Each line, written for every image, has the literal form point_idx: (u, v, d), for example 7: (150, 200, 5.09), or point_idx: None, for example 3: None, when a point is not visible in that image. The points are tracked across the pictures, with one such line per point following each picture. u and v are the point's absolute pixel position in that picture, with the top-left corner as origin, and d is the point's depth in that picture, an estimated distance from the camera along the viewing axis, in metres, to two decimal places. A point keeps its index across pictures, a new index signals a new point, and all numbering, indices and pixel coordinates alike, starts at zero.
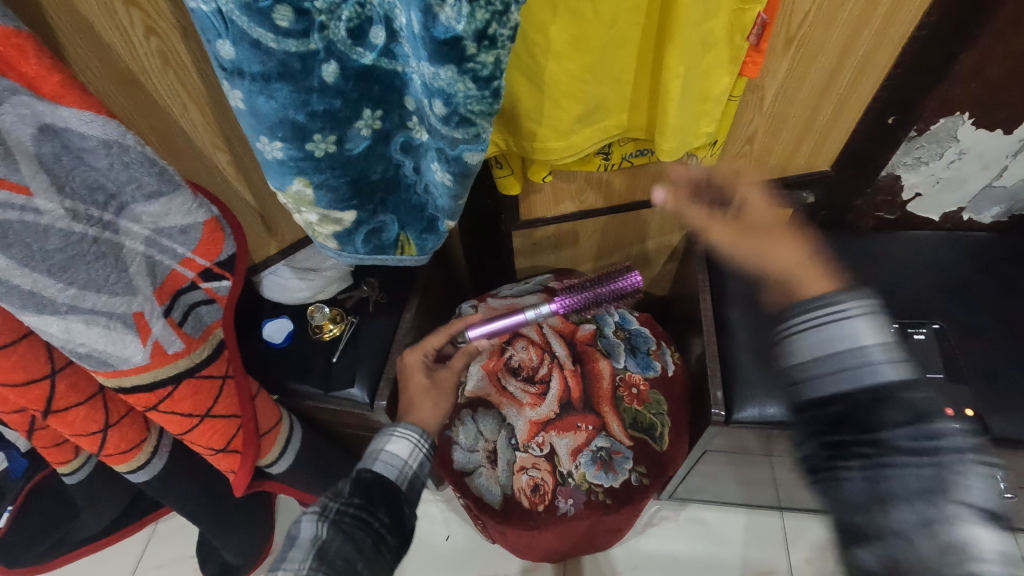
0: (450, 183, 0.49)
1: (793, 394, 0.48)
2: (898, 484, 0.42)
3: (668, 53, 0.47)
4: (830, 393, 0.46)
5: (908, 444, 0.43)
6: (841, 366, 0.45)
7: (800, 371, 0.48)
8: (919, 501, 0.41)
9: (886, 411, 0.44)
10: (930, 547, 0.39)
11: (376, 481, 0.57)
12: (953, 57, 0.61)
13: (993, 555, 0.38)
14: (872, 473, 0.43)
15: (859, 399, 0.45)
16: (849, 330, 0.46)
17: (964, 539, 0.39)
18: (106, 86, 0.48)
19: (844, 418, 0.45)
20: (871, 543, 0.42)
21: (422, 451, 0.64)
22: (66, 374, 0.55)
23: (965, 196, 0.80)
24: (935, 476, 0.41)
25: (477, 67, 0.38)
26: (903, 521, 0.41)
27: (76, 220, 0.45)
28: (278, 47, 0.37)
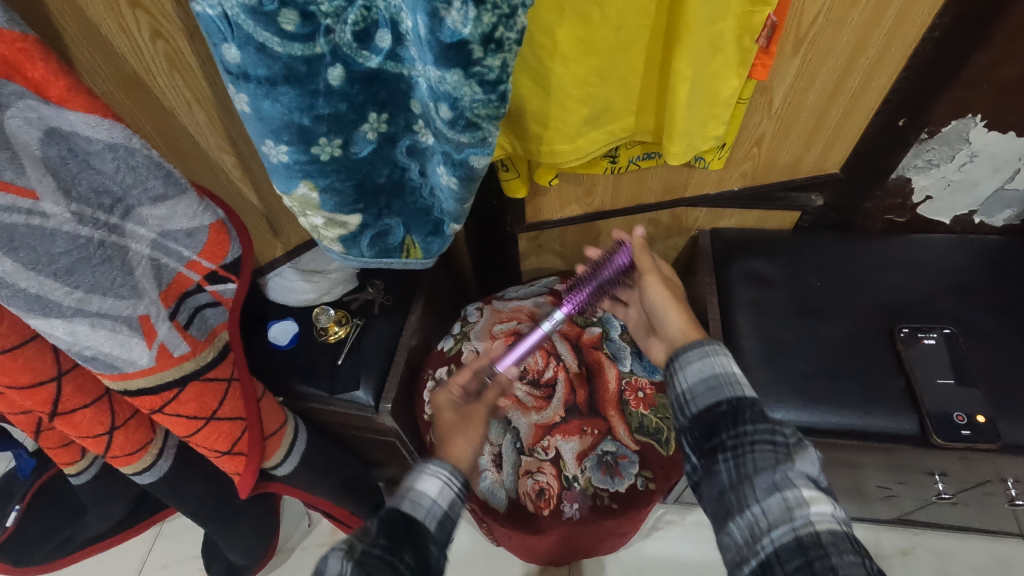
0: (456, 187, 0.48)
1: (681, 412, 0.58)
2: (757, 464, 0.50)
3: (677, 55, 0.47)
4: (710, 404, 0.56)
5: (765, 435, 0.52)
6: (717, 383, 0.57)
7: (687, 392, 0.58)
8: (771, 474, 0.49)
9: (749, 415, 0.53)
10: (780, 510, 0.48)
11: (403, 520, 0.56)
12: (964, 59, 0.61)
13: (826, 511, 0.47)
14: (736, 459, 0.51)
15: (730, 405, 0.54)
16: (720, 360, 0.59)
17: (805, 501, 0.47)
18: (113, 90, 0.48)
19: (719, 420, 0.54)
20: (738, 519, 0.50)
21: (453, 489, 0.62)
22: (72, 376, 0.55)
23: (977, 199, 0.80)
24: (781, 456, 0.51)
25: (484, 71, 0.37)
26: (762, 493, 0.49)
27: (82, 224, 0.45)
28: (283, 51, 0.37)
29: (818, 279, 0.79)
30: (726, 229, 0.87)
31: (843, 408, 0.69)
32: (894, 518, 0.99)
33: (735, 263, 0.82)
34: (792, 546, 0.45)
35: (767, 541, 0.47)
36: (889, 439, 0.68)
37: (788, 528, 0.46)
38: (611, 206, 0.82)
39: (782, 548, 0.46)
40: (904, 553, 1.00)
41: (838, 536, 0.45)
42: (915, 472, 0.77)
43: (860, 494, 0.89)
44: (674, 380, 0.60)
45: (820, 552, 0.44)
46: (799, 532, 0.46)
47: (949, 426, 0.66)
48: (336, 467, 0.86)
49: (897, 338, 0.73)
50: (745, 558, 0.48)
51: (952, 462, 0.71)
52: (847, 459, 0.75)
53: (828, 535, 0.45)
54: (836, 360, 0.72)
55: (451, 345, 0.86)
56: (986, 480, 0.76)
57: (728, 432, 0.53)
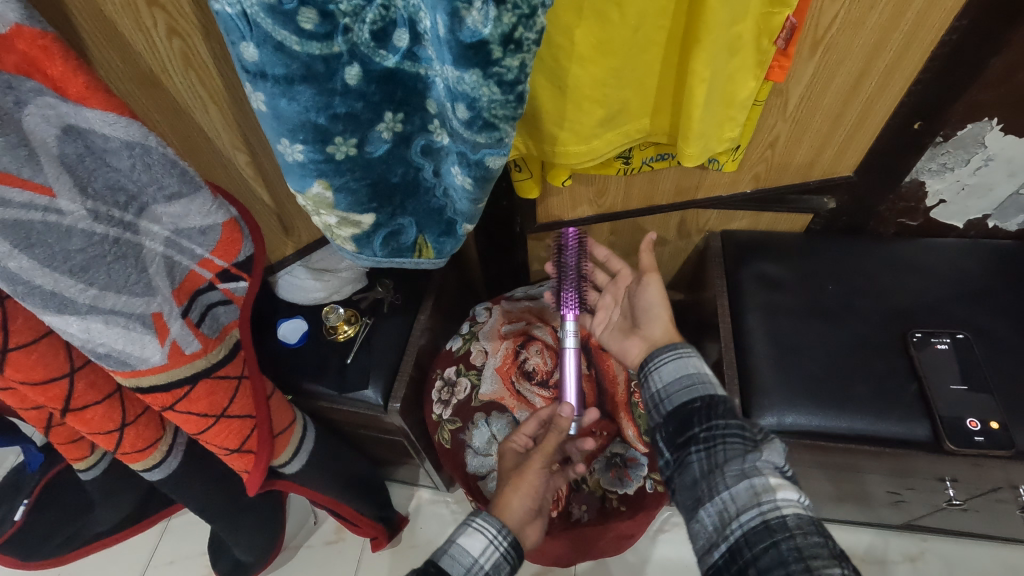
0: (470, 187, 0.48)
1: (655, 411, 0.64)
2: (727, 454, 0.55)
3: (694, 56, 0.46)
4: (683, 400, 0.61)
5: (735, 429, 0.56)
6: (691, 382, 0.62)
7: (661, 391, 0.64)
8: (740, 462, 0.53)
9: (721, 409, 0.58)
10: (749, 496, 0.51)
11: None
12: (982, 62, 0.60)
13: (792, 496, 0.50)
14: (706, 450, 0.56)
15: (703, 401, 0.60)
16: (693, 362, 0.65)
17: (772, 487, 0.50)
18: (129, 87, 0.48)
19: (691, 415, 0.59)
20: (709, 506, 0.53)
21: (499, 549, 0.61)
22: (85, 373, 0.55)
23: (991, 203, 0.79)
24: (749, 446, 0.55)
25: (503, 71, 0.37)
26: (731, 479, 0.53)
27: (97, 221, 0.45)
28: (302, 50, 0.37)
29: (829, 282, 0.79)
30: (736, 231, 0.87)
31: (854, 413, 0.69)
32: (902, 524, 0.98)
33: (746, 265, 0.82)
34: (759, 529, 0.49)
35: (736, 524, 0.50)
36: (901, 444, 0.68)
37: (755, 512, 0.50)
38: (622, 208, 0.82)
39: (750, 531, 0.49)
40: (912, 559, 0.99)
41: (803, 520, 0.48)
42: (925, 478, 0.76)
43: (868, 499, 0.89)
44: (651, 381, 0.66)
45: (786, 534, 0.47)
46: (767, 516, 0.49)
47: (961, 432, 0.66)
48: (343, 465, 0.86)
49: (909, 343, 0.72)
50: (716, 542, 0.52)
51: (963, 468, 0.71)
52: (857, 464, 0.75)
53: (794, 518, 0.48)
54: (847, 364, 0.72)
55: (460, 344, 0.85)
56: (997, 487, 0.76)
57: (700, 425, 0.58)
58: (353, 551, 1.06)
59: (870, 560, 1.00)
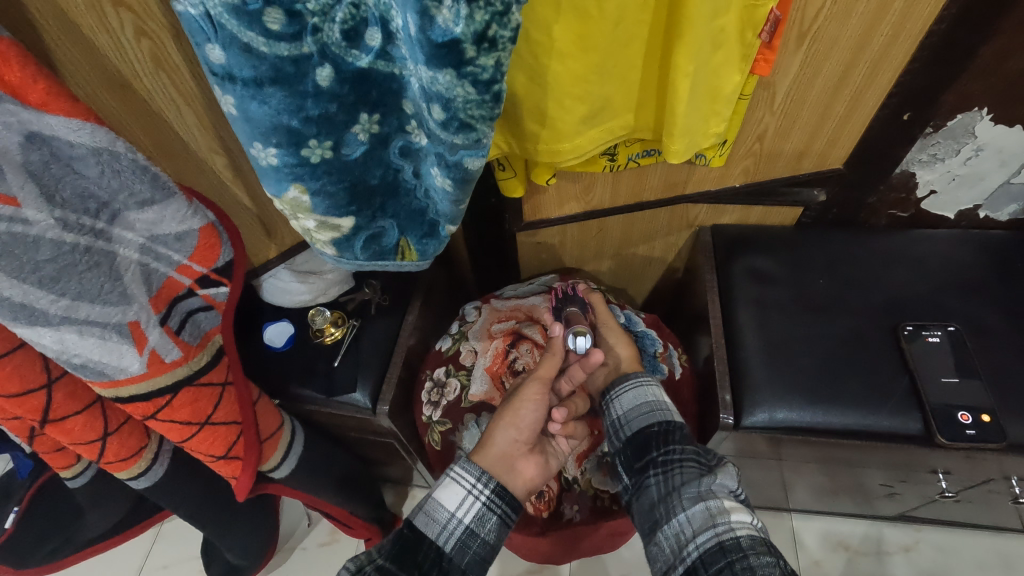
0: (450, 188, 0.47)
1: (615, 435, 0.67)
2: (684, 478, 0.59)
3: (676, 51, 0.45)
4: (643, 426, 0.65)
5: (691, 454, 0.61)
6: (651, 408, 0.66)
7: (622, 418, 0.68)
8: (697, 485, 0.57)
9: (678, 436, 0.63)
10: (704, 517, 0.55)
11: (413, 540, 0.58)
12: (972, 51, 0.59)
13: (744, 519, 0.54)
14: (664, 473, 0.60)
15: (660, 428, 0.64)
16: (652, 390, 0.69)
17: (726, 510, 0.55)
18: (98, 91, 0.46)
19: (650, 440, 0.63)
20: (667, 528, 0.57)
21: (478, 500, 0.61)
22: (63, 384, 0.54)
23: (981, 194, 0.78)
24: (704, 470, 0.59)
25: (477, 71, 0.36)
26: (687, 502, 0.57)
27: (67, 230, 0.44)
28: (270, 51, 0.36)
29: (820, 276, 0.78)
30: (726, 226, 0.86)
31: (845, 407, 0.68)
32: (896, 515, 0.98)
33: (736, 259, 0.81)
34: (714, 549, 0.52)
35: (693, 545, 0.53)
36: (892, 438, 0.67)
37: (711, 533, 0.53)
38: (611, 204, 0.81)
39: (705, 551, 0.52)
40: (906, 550, 1.00)
41: (755, 540, 0.52)
42: (918, 471, 0.76)
43: (863, 492, 0.89)
44: (612, 409, 0.70)
45: (739, 553, 0.51)
46: (722, 537, 0.52)
47: (953, 425, 0.66)
48: (334, 468, 0.86)
49: (900, 336, 0.72)
50: (673, 563, 0.55)
51: (956, 461, 0.70)
52: (850, 458, 0.75)
53: (746, 538, 0.52)
54: (838, 358, 0.71)
55: (449, 345, 0.85)
56: (989, 478, 0.76)
57: (658, 449, 0.62)
58: (347, 552, 1.06)
59: (864, 552, 1.00)
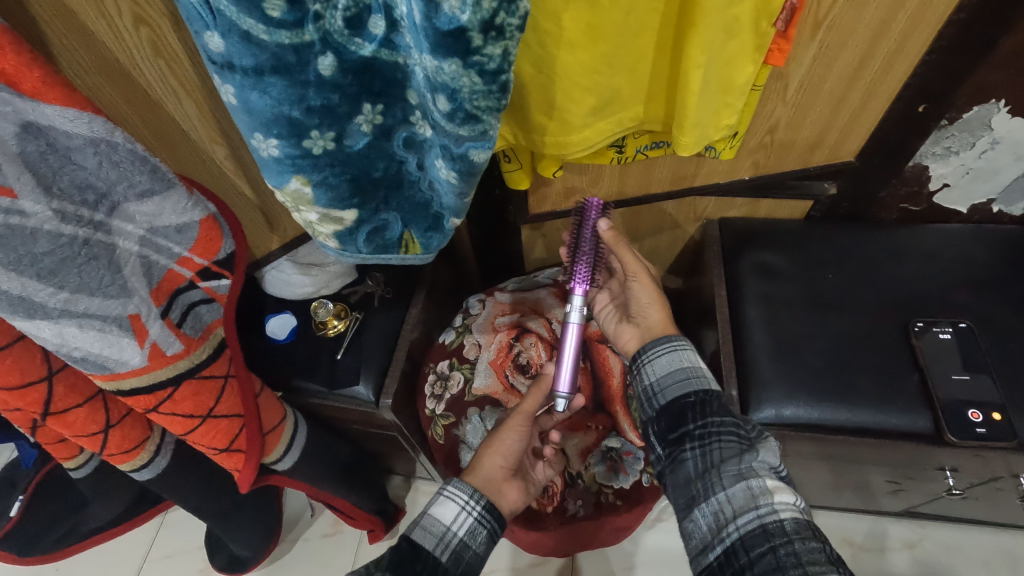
0: (455, 181, 0.46)
1: (648, 404, 0.62)
2: (724, 454, 0.55)
3: (689, 41, 0.44)
4: (678, 395, 0.60)
5: (730, 427, 0.57)
6: (686, 376, 0.61)
7: (654, 385, 0.63)
8: (737, 463, 0.53)
9: (716, 407, 0.58)
10: (746, 497, 0.51)
11: (411, 554, 0.56)
12: (991, 42, 0.58)
13: (789, 499, 0.50)
14: (702, 448, 0.56)
15: (698, 397, 0.59)
16: (687, 355, 0.63)
17: (769, 490, 0.51)
18: (96, 80, 0.45)
19: (687, 411, 0.59)
20: (704, 506, 0.53)
21: (472, 515, 0.60)
22: (64, 376, 0.54)
23: (996, 187, 0.77)
24: (744, 447, 0.55)
25: (484, 60, 0.35)
26: (728, 480, 0.53)
27: (65, 221, 0.43)
28: (270, 39, 0.35)
29: (830, 271, 0.77)
30: (734, 219, 0.85)
31: (853, 404, 0.67)
32: (901, 511, 0.97)
33: (745, 253, 0.80)
34: (757, 532, 0.49)
35: (733, 527, 0.50)
36: (901, 436, 0.67)
37: (753, 515, 0.49)
38: (617, 196, 0.79)
39: (747, 534, 0.49)
40: (911, 547, 0.99)
41: (800, 524, 0.48)
42: (925, 468, 0.76)
43: (868, 489, 0.88)
44: (643, 374, 0.64)
45: (784, 538, 0.47)
46: (765, 519, 0.49)
47: (963, 424, 0.65)
48: (337, 461, 0.85)
49: (910, 332, 0.71)
50: (710, 543, 0.51)
51: (964, 459, 0.69)
52: (857, 455, 0.74)
53: (791, 522, 0.48)
54: (847, 354, 0.70)
55: (453, 338, 0.84)
56: (997, 476, 0.75)
57: (696, 422, 0.58)
58: (350, 543, 1.06)
59: (868, 548, 1.00)
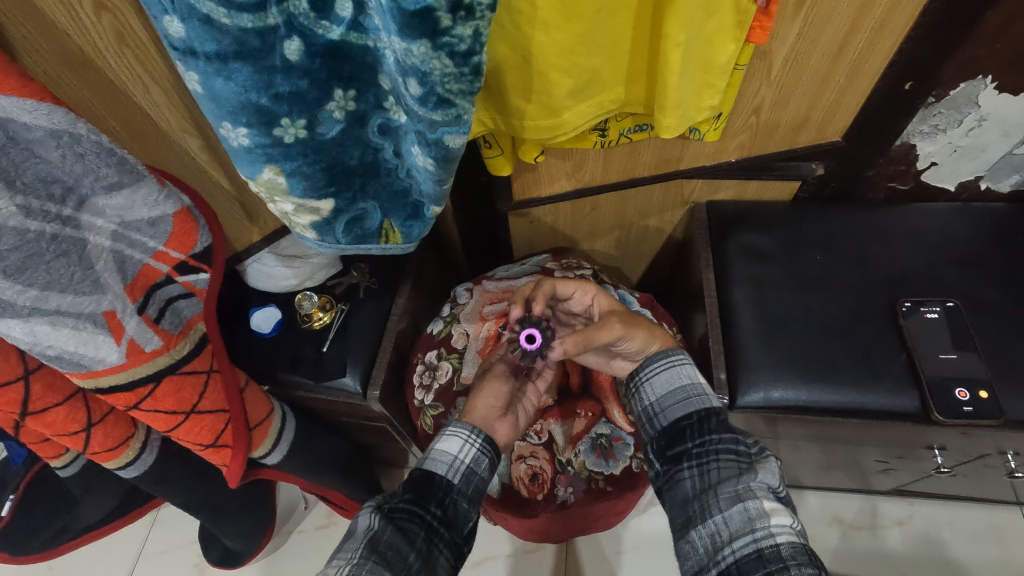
0: (432, 168, 0.45)
1: (649, 423, 0.64)
2: (721, 474, 0.54)
3: (667, 19, 0.43)
4: (677, 415, 0.61)
5: (729, 445, 0.56)
6: (685, 394, 0.62)
7: (655, 405, 0.64)
8: (734, 484, 0.53)
9: (714, 424, 0.58)
10: (742, 520, 0.50)
11: (425, 480, 0.59)
12: (977, 16, 0.57)
13: (786, 523, 0.49)
14: (700, 467, 0.56)
15: (696, 415, 0.60)
16: (686, 371, 0.64)
17: (767, 512, 0.50)
18: (57, 69, 0.44)
19: (684, 430, 0.59)
20: (701, 528, 0.53)
21: (475, 446, 0.63)
22: (41, 375, 0.53)
23: (983, 165, 0.76)
24: (743, 467, 0.55)
25: (454, 42, 0.34)
26: (724, 502, 0.52)
27: (30, 217, 0.42)
28: (231, 23, 0.34)
29: (818, 252, 0.77)
30: (722, 202, 0.84)
31: (842, 385, 0.67)
32: (891, 489, 0.98)
33: (732, 236, 0.80)
34: (752, 557, 0.48)
35: (728, 550, 0.50)
36: (889, 416, 0.67)
37: (749, 539, 0.49)
38: (603, 181, 0.78)
39: (742, 558, 0.48)
40: (900, 524, 1.00)
41: (798, 549, 0.47)
42: (914, 447, 0.76)
43: (858, 468, 0.89)
44: (644, 394, 0.66)
45: (780, 564, 0.46)
46: (761, 544, 0.48)
47: (950, 404, 0.65)
48: (328, 453, 0.85)
49: (898, 313, 0.70)
50: (706, 566, 0.51)
51: (952, 437, 0.70)
52: (846, 436, 0.74)
53: (787, 547, 0.47)
54: (834, 335, 0.70)
55: (441, 328, 0.83)
56: (985, 453, 0.75)
57: (693, 440, 0.58)
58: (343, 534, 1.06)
59: (859, 526, 1.01)
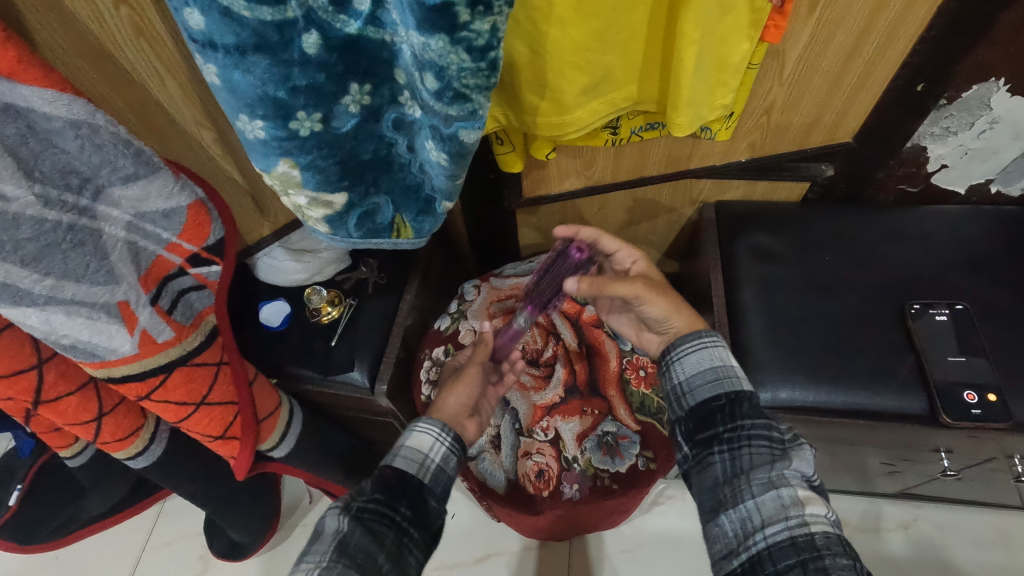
0: (446, 163, 0.45)
1: (677, 404, 0.60)
2: (754, 460, 0.53)
3: (683, 18, 0.43)
4: (707, 397, 0.58)
5: (763, 432, 0.54)
6: (717, 376, 0.59)
7: (683, 384, 0.61)
8: (768, 470, 0.51)
9: (746, 410, 0.56)
10: (775, 507, 0.49)
11: (396, 478, 0.57)
12: (991, 18, 0.56)
13: (821, 512, 0.48)
14: (731, 451, 0.54)
15: (727, 399, 0.57)
16: (719, 353, 0.61)
17: (801, 501, 0.49)
18: (75, 60, 0.44)
19: (715, 413, 0.57)
20: (731, 512, 0.51)
21: (445, 443, 0.63)
22: (54, 364, 0.54)
23: (994, 168, 0.76)
24: (777, 454, 0.53)
25: (472, 36, 0.34)
26: (757, 488, 0.51)
27: (48, 206, 0.42)
28: (251, 15, 0.34)
29: (827, 254, 0.77)
30: (731, 202, 0.84)
31: (849, 386, 0.67)
32: (896, 492, 0.98)
33: (741, 236, 0.80)
34: (786, 544, 0.47)
35: (759, 536, 0.48)
36: (897, 418, 0.67)
37: (782, 526, 0.48)
38: (612, 179, 0.78)
39: (775, 544, 0.47)
40: (905, 527, 1.00)
41: (832, 538, 0.46)
42: (921, 450, 0.76)
43: (864, 470, 0.89)
44: (673, 372, 0.62)
45: (813, 553, 0.45)
46: (795, 532, 0.47)
47: (958, 406, 0.64)
48: (334, 448, 0.85)
49: (906, 314, 0.70)
50: (734, 550, 0.50)
51: (959, 440, 0.70)
52: (852, 437, 0.74)
53: (821, 536, 0.46)
54: (842, 336, 0.70)
55: (448, 324, 0.84)
56: (992, 457, 0.75)
57: (725, 424, 0.55)
58: None
59: (863, 529, 1.00)
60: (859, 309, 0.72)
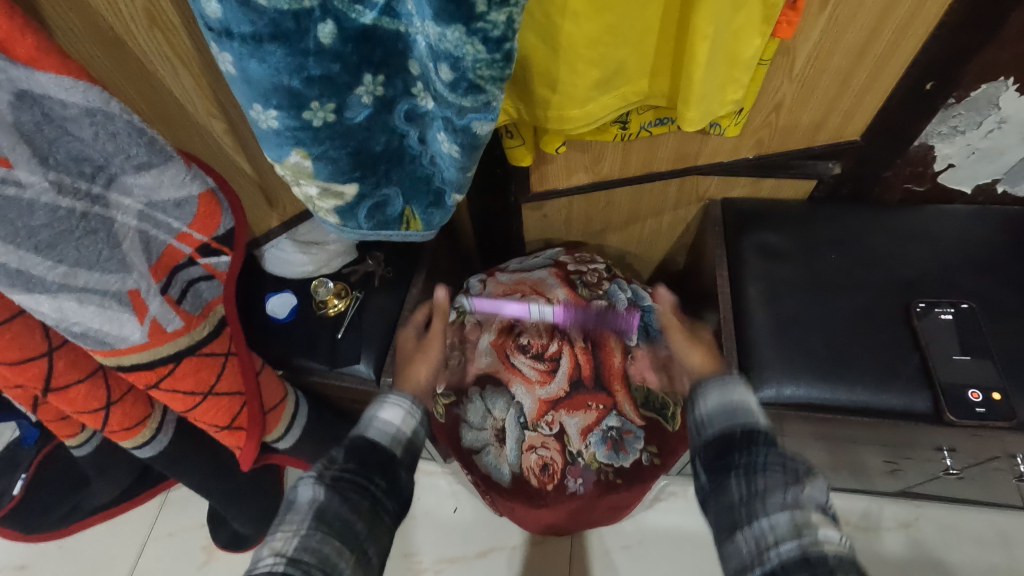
0: (457, 155, 0.46)
1: (696, 434, 0.62)
2: (768, 482, 0.52)
3: (696, 12, 0.43)
4: (725, 429, 0.59)
5: (777, 459, 0.53)
6: (733, 411, 0.60)
7: (704, 418, 0.62)
8: (783, 492, 0.50)
9: (762, 441, 0.56)
10: (789, 527, 0.48)
11: (371, 448, 0.58)
12: (1000, 18, 0.56)
13: (835, 536, 0.47)
14: (746, 476, 0.53)
15: (744, 432, 0.58)
16: (738, 391, 0.62)
17: (815, 523, 0.48)
18: (90, 48, 0.44)
19: (734, 443, 0.57)
20: (746, 530, 0.51)
21: (416, 418, 0.66)
22: (64, 352, 0.54)
23: (1001, 168, 0.76)
24: (791, 478, 0.51)
25: (488, 28, 0.34)
26: (771, 508, 0.50)
27: (62, 194, 0.42)
28: (268, 5, 0.34)
29: (832, 252, 0.77)
30: (737, 200, 0.84)
31: (853, 383, 0.68)
32: (897, 491, 0.98)
33: (747, 233, 0.80)
34: (798, 562, 0.46)
35: (773, 554, 0.48)
36: (901, 416, 0.67)
37: (795, 544, 0.47)
38: (619, 176, 0.78)
39: (788, 563, 0.46)
40: (906, 526, 1.00)
41: (845, 560, 0.45)
42: (923, 449, 0.76)
43: (866, 469, 0.89)
44: (695, 406, 0.64)
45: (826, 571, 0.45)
46: (808, 550, 0.46)
47: (962, 403, 0.65)
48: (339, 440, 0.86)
49: (912, 313, 0.71)
50: (749, 567, 0.49)
51: (962, 439, 0.70)
52: (855, 436, 0.74)
53: (834, 557, 0.45)
54: (846, 334, 0.70)
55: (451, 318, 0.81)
56: (994, 456, 0.75)
57: (741, 454, 0.55)
58: None
59: (864, 528, 1.01)
60: (866, 307, 0.72)
